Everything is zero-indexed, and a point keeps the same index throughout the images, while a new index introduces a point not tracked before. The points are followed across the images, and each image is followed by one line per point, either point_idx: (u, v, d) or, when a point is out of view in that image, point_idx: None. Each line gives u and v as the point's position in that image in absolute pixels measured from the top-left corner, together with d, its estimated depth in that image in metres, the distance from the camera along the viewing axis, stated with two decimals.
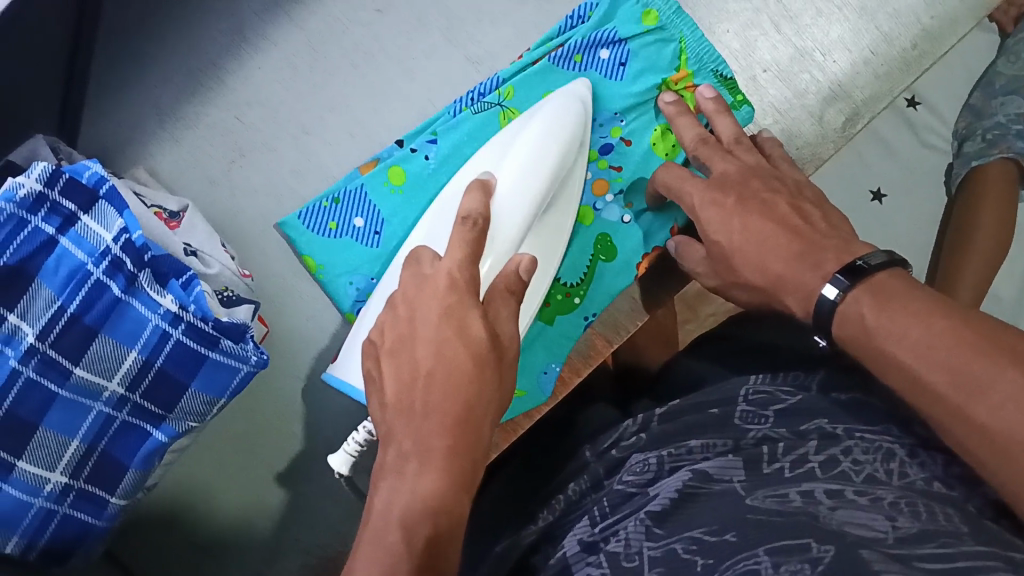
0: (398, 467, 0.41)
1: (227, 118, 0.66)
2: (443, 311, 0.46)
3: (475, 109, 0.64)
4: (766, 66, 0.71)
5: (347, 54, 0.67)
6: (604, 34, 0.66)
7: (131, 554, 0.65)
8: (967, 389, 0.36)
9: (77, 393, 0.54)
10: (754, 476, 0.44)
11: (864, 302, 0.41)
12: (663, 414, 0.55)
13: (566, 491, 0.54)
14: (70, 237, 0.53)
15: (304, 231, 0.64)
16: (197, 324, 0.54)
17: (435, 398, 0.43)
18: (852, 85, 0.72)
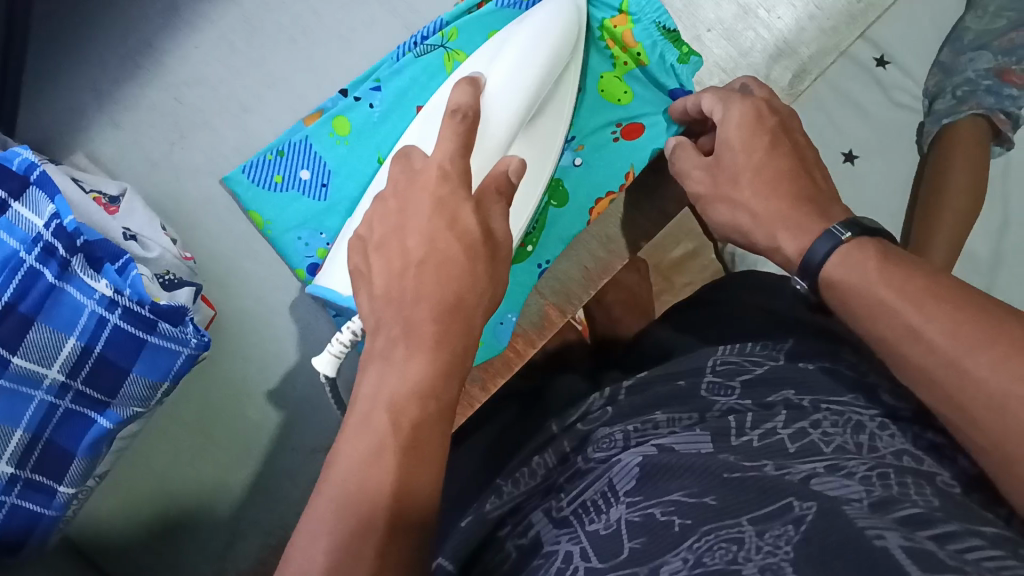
0: (385, 355, 0.41)
1: (166, 99, 0.64)
2: (402, 251, 0.45)
3: (418, 52, 0.64)
4: (710, 25, 0.69)
5: (284, 29, 0.66)
6: None
7: (90, 542, 0.65)
8: (969, 343, 0.38)
9: (17, 380, 0.52)
10: (723, 446, 0.42)
11: (871, 255, 0.44)
12: (631, 387, 0.54)
13: (532, 464, 0.52)
14: (1, 223, 0.51)
15: (249, 185, 0.64)
16: (133, 308, 0.54)
17: (411, 327, 0.42)
18: (798, 42, 0.72)
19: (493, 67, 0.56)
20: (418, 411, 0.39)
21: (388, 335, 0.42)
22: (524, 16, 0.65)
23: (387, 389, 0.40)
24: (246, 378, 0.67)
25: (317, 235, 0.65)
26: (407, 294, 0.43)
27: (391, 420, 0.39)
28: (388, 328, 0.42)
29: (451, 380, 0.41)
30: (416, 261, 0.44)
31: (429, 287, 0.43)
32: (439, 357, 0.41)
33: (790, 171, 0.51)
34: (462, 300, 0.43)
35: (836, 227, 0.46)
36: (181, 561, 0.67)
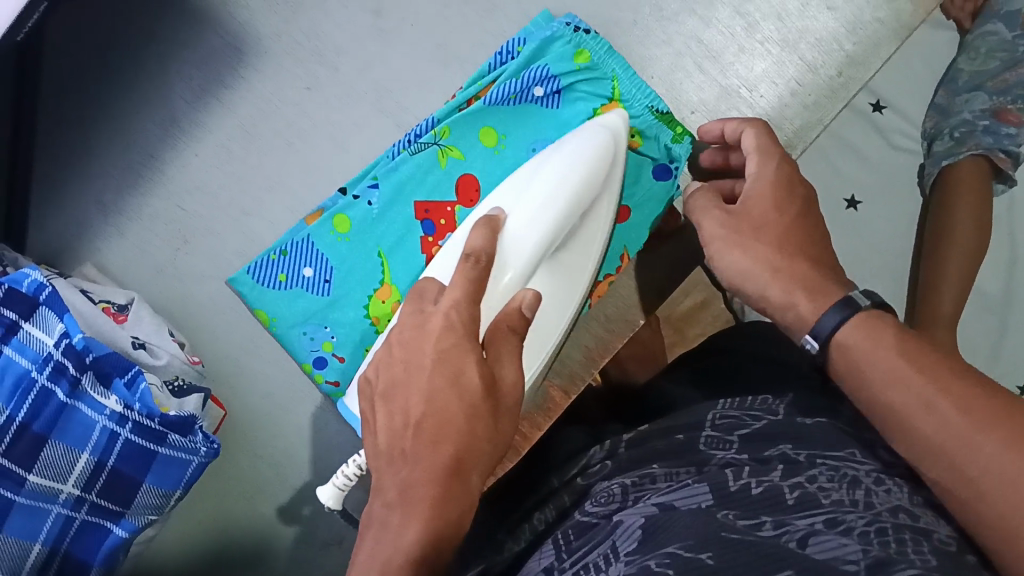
0: (382, 518, 0.42)
1: (170, 208, 0.67)
2: (402, 412, 0.45)
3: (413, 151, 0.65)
4: (694, 108, 0.71)
5: (281, 134, 0.67)
6: (535, 71, 0.65)
7: None
8: (977, 421, 0.38)
9: (34, 498, 0.54)
10: (722, 497, 0.42)
11: (868, 329, 0.43)
12: (630, 440, 0.55)
13: (533, 519, 0.54)
14: (13, 346, 0.54)
15: (254, 285, 0.65)
16: (144, 422, 0.55)
17: (405, 491, 0.42)
18: (782, 118, 0.71)
19: (516, 207, 0.57)
20: (422, 555, 0.40)
21: (392, 487, 0.43)
22: (515, 113, 0.66)
23: (381, 552, 0.41)
24: (254, 466, 0.68)
25: (322, 328, 0.65)
26: (404, 453, 0.44)
27: (389, 564, 0.40)
28: (384, 496, 0.43)
29: (450, 532, 0.42)
30: (419, 418, 0.44)
31: (436, 447, 0.43)
32: (441, 515, 0.41)
33: None
34: (464, 458, 0.43)
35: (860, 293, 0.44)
36: None
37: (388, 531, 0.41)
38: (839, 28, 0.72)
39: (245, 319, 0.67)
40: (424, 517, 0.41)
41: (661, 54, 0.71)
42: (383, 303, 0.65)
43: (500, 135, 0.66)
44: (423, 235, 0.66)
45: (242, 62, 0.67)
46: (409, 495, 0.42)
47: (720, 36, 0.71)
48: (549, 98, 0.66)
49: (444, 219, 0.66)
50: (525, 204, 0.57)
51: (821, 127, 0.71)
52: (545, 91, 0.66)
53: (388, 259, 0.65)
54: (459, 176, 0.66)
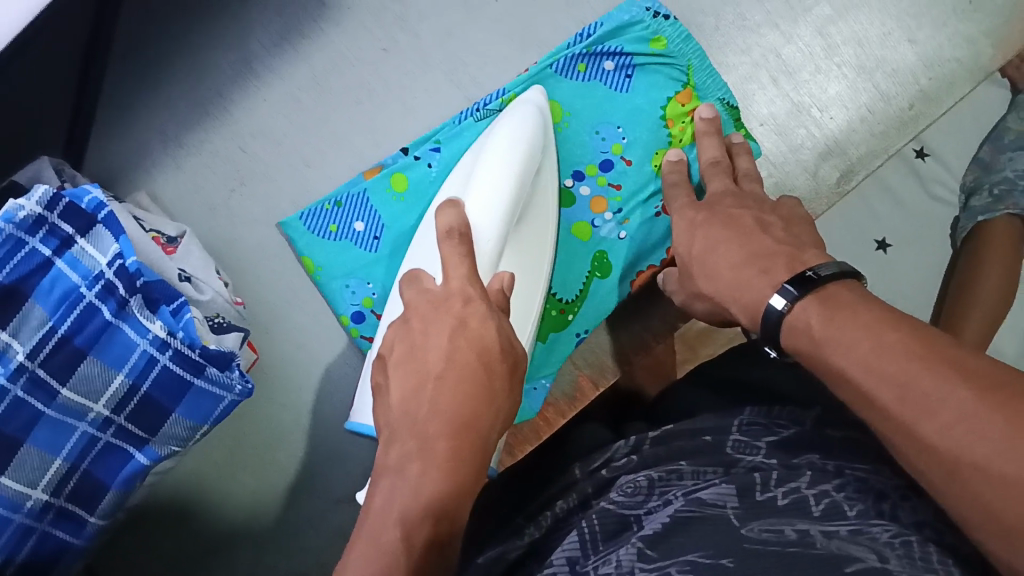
0: (398, 466, 0.41)
1: (231, 148, 0.67)
2: (421, 357, 0.45)
3: (479, 116, 0.65)
4: (763, 120, 0.71)
5: (351, 91, 0.68)
6: (610, 48, 0.65)
7: (111, 571, 0.66)
8: (914, 408, 0.35)
9: (62, 413, 0.55)
10: (749, 505, 0.41)
11: (812, 312, 0.42)
12: (655, 437, 0.55)
13: (554, 508, 0.53)
14: (65, 260, 0.54)
15: (305, 231, 0.66)
16: (184, 351, 0.55)
17: (423, 445, 0.41)
18: (849, 142, 0.72)
19: (467, 194, 0.56)
20: (429, 534, 0.39)
21: (401, 448, 0.41)
22: (584, 89, 0.66)
23: (399, 506, 0.39)
24: (281, 414, 0.68)
25: (364, 284, 0.66)
26: (424, 406, 0.43)
27: (411, 512, 0.39)
28: (401, 443, 0.42)
29: (467, 487, 0.41)
30: (436, 374, 0.44)
31: (448, 396, 0.43)
32: (455, 474, 0.41)
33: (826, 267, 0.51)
34: (471, 422, 0.43)
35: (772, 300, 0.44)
36: None
37: (404, 479, 0.40)
38: (916, 62, 0.73)
39: (287, 267, 0.68)
40: (445, 464, 0.40)
41: (737, 63, 0.70)
42: None
43: (565, 112, 0.65)
44: None
45: (324, 15, 0.67)
46: (426, 445, 0.41)
47: (798, 53, 0.71)
48: (617, 78, 0.66)
49: None
50: (481, 175, 0.56)
51: (887, 156, 0.73)
52: (614, 65, 0.66)
53: None
54: None
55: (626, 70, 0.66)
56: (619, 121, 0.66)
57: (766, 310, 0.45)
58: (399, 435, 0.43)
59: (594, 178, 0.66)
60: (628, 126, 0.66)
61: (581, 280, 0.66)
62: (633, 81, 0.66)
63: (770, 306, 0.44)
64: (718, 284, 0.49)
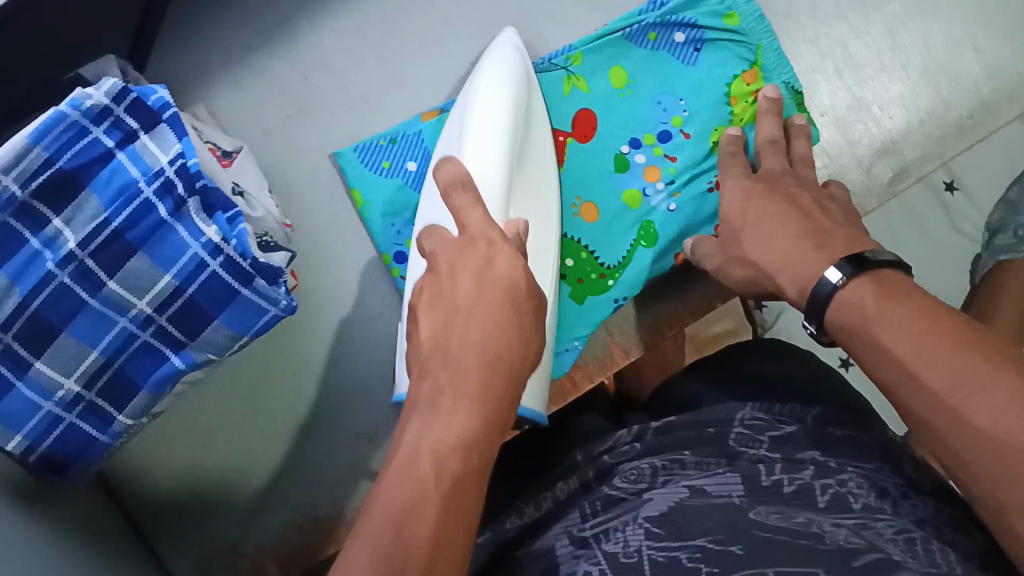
0: (430, 400, 0.38)
1: (292, 74, 0.71)
2: (447, 298, 0.42)
3: (544, 69, 0.69)
4: (824, 110, 0.77)
5: (416, 34, 0.73)
6: (681, 19, 0.69)
7: (126, 478, 0.68)
8: (961, 389, 0.37)
9: (105, 305, 0.56)
10: (753, 494, 0.43)
11: (867, 293, 0.43)
12: (658, 427, 0.55)
13: (553, 489, 0.54)
14: (127, 153, 0.54)
15: (357, 163, 0.70)
16: (235, 258, 0.56)
17: (456, 376, 0.39)
18: (905, 142, 0.79)
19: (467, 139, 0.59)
20: (461, 465, 0.36)
21: (432, 382, 0.39)
22: (650, 58, 0.70)
23: (430, 437, 0.37)
24: (305, 346, 0.71)
25: (409, 223, 0.69)
26: (455, 340, 0.40)
27: (441, 446, 0.36)
28: (431, 378, 0.39)
29: (497, 425, 0.39)
30: (465, 308, 0.41)
31: (482, 322, 0.41)
32: (486, 408, 0.38)
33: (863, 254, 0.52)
34: (504, 357, 0.40)
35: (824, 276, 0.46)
36: (207, 512, 0.70)
37: (435, 414, 0.37)
38: (978, 72, 0.81)
39: (335, 201, 0.72)
40: (477, 400, 0.38)
41: (805, 52, 0.77)
42: None
43: (629, 79, 0.70)
44: None
45: None
46: (459, 377, 0.39)
47: (863, 49, 0.78)
48: (686, 51, 0.70)
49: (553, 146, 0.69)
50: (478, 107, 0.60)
51: (942, 161, 0.80)
52: (685, 38, 0.70)
53: None
54: (578, 110, 0.69)
55: (695, 44, 0.69)
56: (682, 93, 0.69)
57: (815, 287, 0.47)
58: (438, 349, 0.40)
59: (651, 147, 0.69)
60: (690, 100, 0.69)
61: (625, 247, 0.68)
62: (700, 55, 0.70)
63: (822, 280, 0.46)
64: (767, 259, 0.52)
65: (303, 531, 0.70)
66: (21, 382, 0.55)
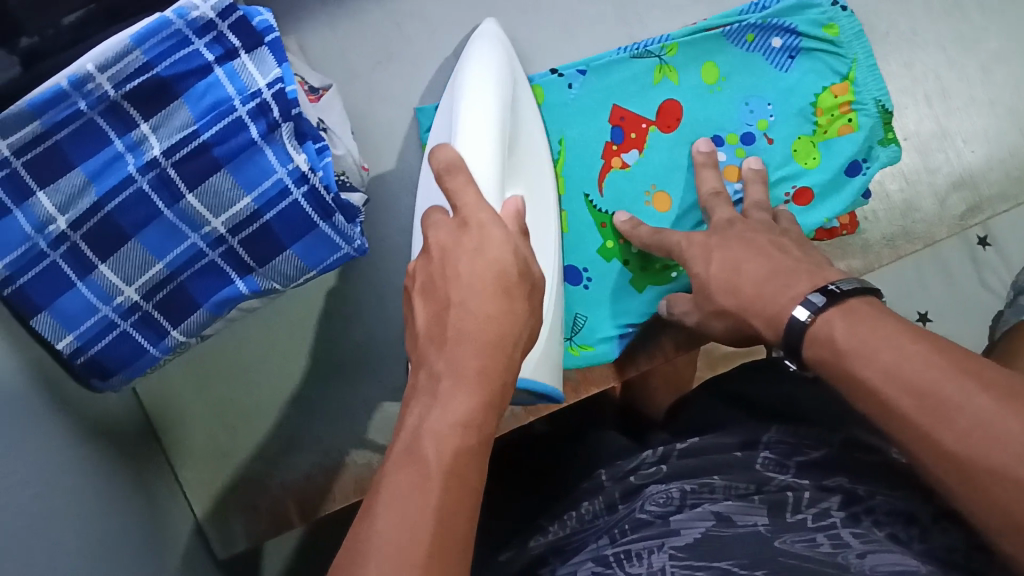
0: (430, 390, 0.41)
1: (387, 22, 0.75)
2: (444, 285, 0.44)
3: (635, 56, 0.70)
4: (908, 134, 0.82)
5: (518, 2, 0.76)
6: (781, 24, 0.70)
7: (162, 400, 0.71)
8: (932, 414, 0.37)
9: (180, 218, 0.55)
10: (777, 521, 0.47)
11: (836, 323, 0.44)
12: (684, 449, 0.60)
13: (579, 508, 0.60)
14: (225, 70, 0.54)
15: (437, 123, 0.71)
16: (318, 190, 0.56)
17: (452, 364, 0.41)
18: (983, 178, 0.82)
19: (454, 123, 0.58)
20: (461, 440, 0.39)
21: (432, 370, 0.42)
22: (743, 60, 0.71)
23: (431, 419, 0.40)
24: (352, 293, 0.74)
25: None
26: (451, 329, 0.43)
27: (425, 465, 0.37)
28: (430, 365, 0.42)
29: (496, 400, 0.42)
30: (455, 300, 0.44)
31: (475, 302, 0.43)
32: (485, 388, 0.41)
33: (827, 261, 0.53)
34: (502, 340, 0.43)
35: (795, 315, 0.46)
36: (234, 443, 0.72)
37: (436, 402, 0.40)
38: None
39: (406, 148, 0.74)
40: (477, 381, 0.41)
41: (900, 74, 0.82)
42: None
43: (721, 77, 0.70)
44: (609, 142, 0.70)
45: None
46: (460, 368, 0.41)
47: (956, 79, 0.82)
48: (781, 57, 0.70)
49: (635, 133, 0.70)
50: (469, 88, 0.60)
51: (1014, 202, 0.82)
52: (782, 44, 0.70)
53: (567, 151, 0.70)
54: (664, 100, 0.71)
55: (790, 51, 0.70)
56: (770, 99, 0.70)
57: (787, 323, 0.47)
58: (435, 338, 0.43)
59: (733, 148, 0.70)
60: (778, 106, 0.70)
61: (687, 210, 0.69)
62: (795, 62, 0.70)
63: (793, 319, 0.47)
64: (740, 295, 0.52)
65: (328, 475, 0.73)
66: (82, 282, 0.55)
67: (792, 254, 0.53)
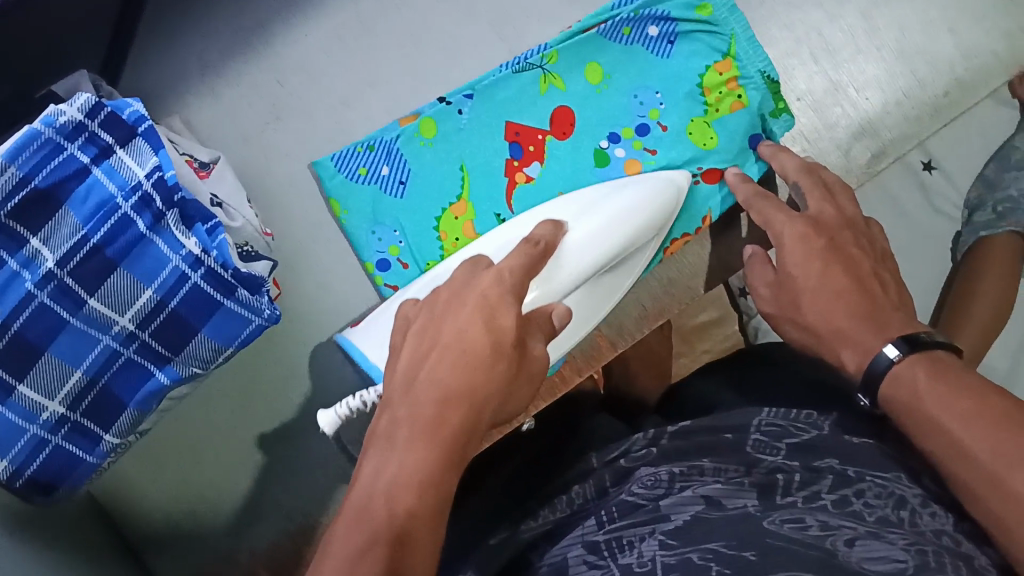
0: (387, 438, 0.42)
1: (269, 80, 0.72)
2: (431, 334, 0.48)
3: (519, 69, 0.70)
4: (801, 95, 0.80)
5: (396, 36, 0.74)
6: (654, 12, 0.69)
7: (122, 488, 0.70)
8: (1007, 461, 0.42)
9: (87, 324, 0.55)
10: (767, 503, 0.41)
11: (920, 369, 0.49)
12: (675, 431, 0.53)
13: (569, 492, 0.51)
14: (103, 169, 0.53)
15: (334, 171, 0.70)
16: (217, 270, 0.55)
17: (416, 410, 0.43)
18: (883, 124, 0.81)
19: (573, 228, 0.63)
20: (414, 502, 0.39)
21: (392, 416, 0.44)
22: (624, 53, 0.70)
23: (387, 470, 0.41)
24: (287, 353, 0.73)
25: (391, 232, 0.69)
26: (420, 376, 0.45)
27: (397, 481, 0.40)
28: (393, 412, 0.44)
29: (454, 462, 0.42)
30: (441, 344, 0.46)
31: (447, 362, 0.45)
32: (444, 443, 0.42)
33: (895, 279, 0.61)
34: (474, 395, 0.44)
35: (888, 350, 0.51)
36: (197, 522, 0.71)
37: (394, 449, 0.41)
38: (954, 53, 0.83)
39: (312, 205, 0.72)
40: (433, 436, 0.42)
41: (781, 37, 0.80)
42: (456, 219, 0.69)
43: (605, 75, 0.70)
44: (509, 159, 0.70)
45: None
46: (417, 414, 0.43)
47: (840, 34, 0.81)
48: (660, 44, 0.70)
49: (533, 145, 0.70)
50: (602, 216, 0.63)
51: (918, 140, 0.83)
52: (659, 31, 0.70)
53: (470, 175, 0.70)
54: (555, 107, 0.70)
55: (668, 37, 0.70)
56: (658, 87, 0.70)
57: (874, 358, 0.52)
58: (404, 394, 0.45)
59: (630, 141, 0.69)
60: (666, 94, 0.70)
61: None
62: (674, 47, 0.70)
63: (880, 356, 0.51)
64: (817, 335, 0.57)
65: (296, 538, 0.72)
66: (4, 404, 0.54)
67: (883, 296, 0.57)
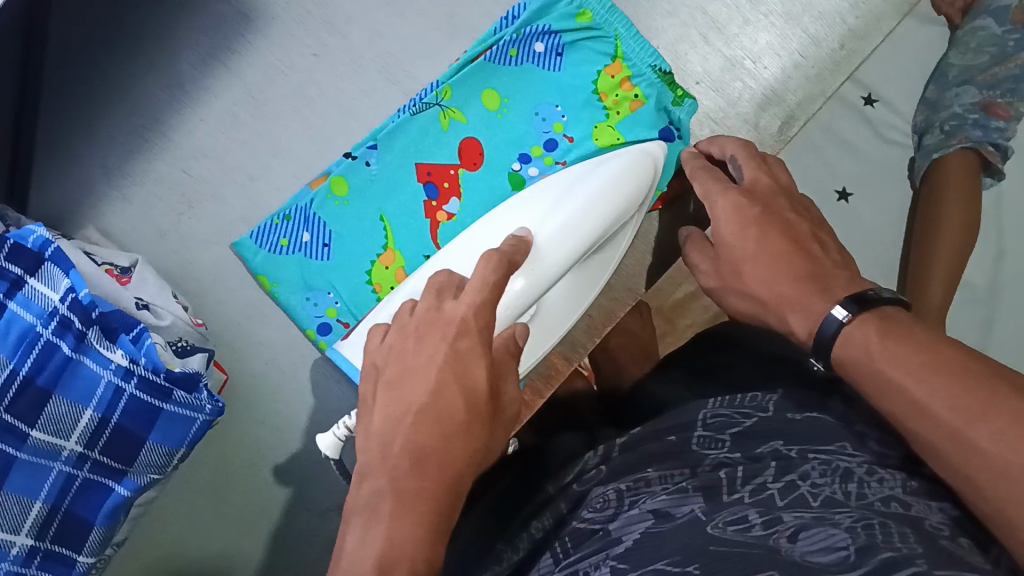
0: (371, 505, 0.45)
1: (175, 172, 0.71)
2: (402, 399, 0.49)
3: (418, 111, 0.71)
4: (699, 78, 0.81)
5: (288, 100, 0.73)
6: (537, 28, 0.71)
7: None
8: (967, 414, 0.39)
9: (35, 455, 0.55)
10: (713, 502, 0.41)
11: (870, 329, 0.44)
12: (623, 443, 0.53)
13: (530, 527, 0.51)
14: (18, 301, 0.54)
15: (256, 248, 0.70)
16: (150, 376, 0.55)
17: (392, 479, 0.45)
18: (785, 89, 0.83)
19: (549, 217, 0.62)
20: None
21: (374, 484, 0.46)
22: (516, 74, 0.72)
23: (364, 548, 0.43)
24: (252, 432, 0.72)
25: (327, 296, 0.71)
26: (399, 442, 0.47)
27: (384, 562, 0.42)
28: (375, 480, 0.46)
29: (439, 535, 0.45)
30: (416, 407, 0.48)
31: (427, 436, 0.47)
32: (425, 516, 0.44)
33: (835, 238, 0.54)
34: (458, 477, 0.47)
35: (835, 312, 0.45)
36: None
37: (379, 520, 0.44)
38: (843, 6, 0.85)
39: (243, 286, 0.72)
40: (416, 516, 0.44)
41: (666, 25, 0.81)
42: (387, 269, 0.71)
43: (503, 99, 0.72)
44: (428, 199, 0.72)
45: (250, 28, 0.72)
46: (397, 486, 0.45)
47: (724, 8, 0.82)
48: (548, 58, 0.72)
49: (447, 181, 0.72)
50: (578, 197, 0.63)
51: (824, 98, 0.85)
52: (545, 46, 0.72)
53: (393, 225, 0.71)
54: (461, 140, 0.72)
55: (555, 50, 0.72)
56: (557, 99, 0.72)
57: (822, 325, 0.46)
58: (386, 452, 0.47)
59: (542, 158, 0.72)
60: (565, 105, 0.72)
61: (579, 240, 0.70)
62: (563, 58, 0.72)
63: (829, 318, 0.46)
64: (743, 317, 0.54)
65: None
66: None
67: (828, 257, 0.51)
